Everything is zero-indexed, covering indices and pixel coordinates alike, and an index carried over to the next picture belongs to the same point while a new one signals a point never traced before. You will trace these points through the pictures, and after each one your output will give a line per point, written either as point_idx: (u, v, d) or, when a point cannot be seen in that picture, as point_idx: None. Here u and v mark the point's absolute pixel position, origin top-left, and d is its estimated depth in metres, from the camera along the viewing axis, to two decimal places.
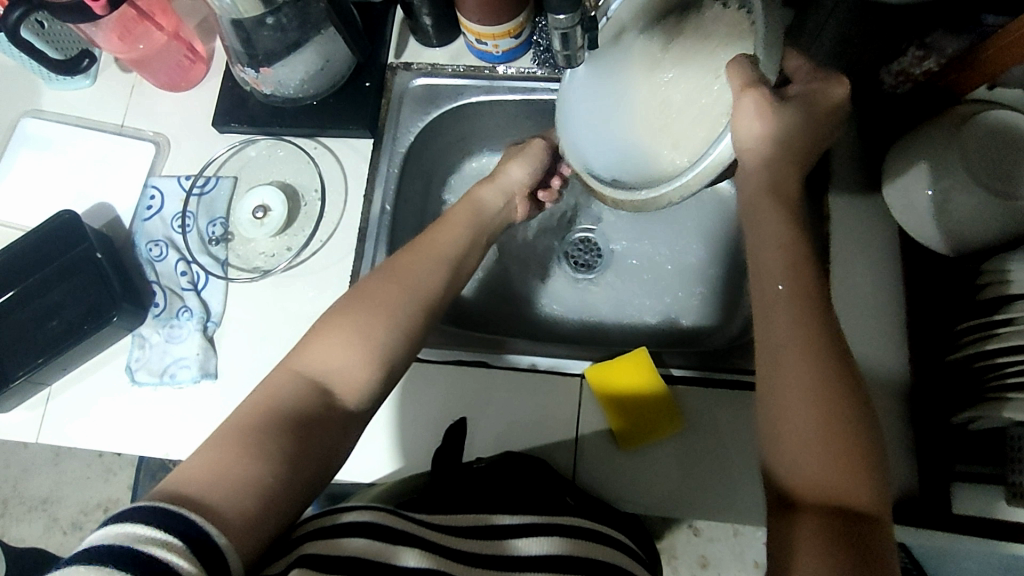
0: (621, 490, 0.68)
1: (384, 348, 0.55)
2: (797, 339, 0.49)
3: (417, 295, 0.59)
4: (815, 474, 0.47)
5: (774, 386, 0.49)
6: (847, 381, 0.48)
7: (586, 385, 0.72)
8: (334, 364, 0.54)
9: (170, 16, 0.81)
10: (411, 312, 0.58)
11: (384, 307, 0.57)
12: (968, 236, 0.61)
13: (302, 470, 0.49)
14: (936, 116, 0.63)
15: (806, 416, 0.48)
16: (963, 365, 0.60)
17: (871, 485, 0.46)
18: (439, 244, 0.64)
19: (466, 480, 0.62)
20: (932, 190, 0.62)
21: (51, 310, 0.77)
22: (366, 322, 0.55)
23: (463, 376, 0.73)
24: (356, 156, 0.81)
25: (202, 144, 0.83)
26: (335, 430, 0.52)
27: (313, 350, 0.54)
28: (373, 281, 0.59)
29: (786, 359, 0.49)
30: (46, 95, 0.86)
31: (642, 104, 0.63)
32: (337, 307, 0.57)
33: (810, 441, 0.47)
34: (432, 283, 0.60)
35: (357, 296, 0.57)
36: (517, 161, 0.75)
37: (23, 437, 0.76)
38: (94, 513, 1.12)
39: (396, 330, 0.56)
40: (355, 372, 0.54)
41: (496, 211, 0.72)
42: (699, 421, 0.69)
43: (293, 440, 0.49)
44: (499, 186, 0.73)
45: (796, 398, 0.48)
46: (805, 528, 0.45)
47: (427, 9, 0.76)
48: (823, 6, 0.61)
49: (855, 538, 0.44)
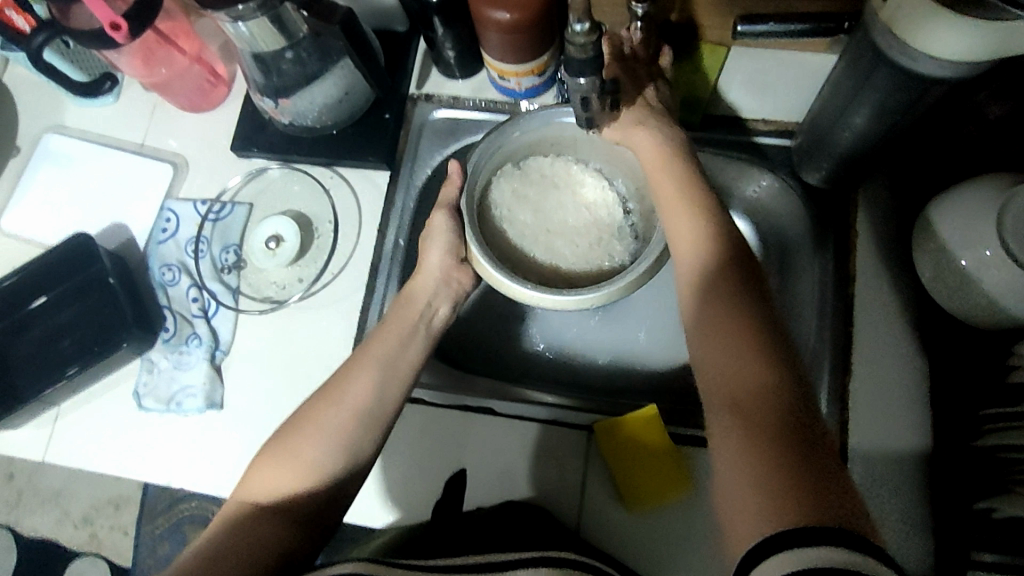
0: (630, 550, 0.66)
1: (317, 465, 0.58)
2: (723, 290, 0.54)
3: (346, 405, 0.61)
4: (748, 395, 0.48)
5: (703, 337, 0.53)
6: (736, 283, 0.54)
7: (592, 440, 0.70)
8: (275, 487, 0.57)
9: (193, 39, 0.81)
10: (342, 421, 0.60)
11: (316, 425, 0.60)
12: (998, 314, 0.58)
13: (253, 565, 0.53)
14: (973, 183, 0.60)
15: (734, 350, 0.50)
16: (988, 449, 0.57)
17: (769, 358, 0.49)
18: (373, 346, 0.64)
19: (466, 527, 0.61)
20: (966, 260, 0.58)
21: (61, 329, 0.77)
22: (297, 443, 0.59)
23: (465, 426, 0.72)
24: (373, 189, 0.80)
25: (219, 171, 0.82)
26: (292, 525, 0.56)
27: (254, 482, 0.58)
28: (308, 405, 0.62)
29: (712, 309, 0.53)
30: (70, 112, 0.87)
31: (529, 203, 0.72)
32: (278, 437, 0.61)
33: (742, 369, 0.49)
34: (360, 394, 0.61)
35: (296, 423, 0.61)
36: (436, 239, 0.69)
37: (31, 455, 0.77)
38: (106, 510, 0.91)
39: (325, 443, 0.59)
40: (289, 486, 0.57)
41: (425, 310, 0.68)
42: (709, 483, 0.67)
43: (254, 529, 0.55)
44: (430, 271, 0.69)
45: (722, 339, 0.51)
46: (740, 440, 0.46)
47: (450, 43, 0.75)
48: (851, 75, 0.59)
49: (754, 409, 0.47)
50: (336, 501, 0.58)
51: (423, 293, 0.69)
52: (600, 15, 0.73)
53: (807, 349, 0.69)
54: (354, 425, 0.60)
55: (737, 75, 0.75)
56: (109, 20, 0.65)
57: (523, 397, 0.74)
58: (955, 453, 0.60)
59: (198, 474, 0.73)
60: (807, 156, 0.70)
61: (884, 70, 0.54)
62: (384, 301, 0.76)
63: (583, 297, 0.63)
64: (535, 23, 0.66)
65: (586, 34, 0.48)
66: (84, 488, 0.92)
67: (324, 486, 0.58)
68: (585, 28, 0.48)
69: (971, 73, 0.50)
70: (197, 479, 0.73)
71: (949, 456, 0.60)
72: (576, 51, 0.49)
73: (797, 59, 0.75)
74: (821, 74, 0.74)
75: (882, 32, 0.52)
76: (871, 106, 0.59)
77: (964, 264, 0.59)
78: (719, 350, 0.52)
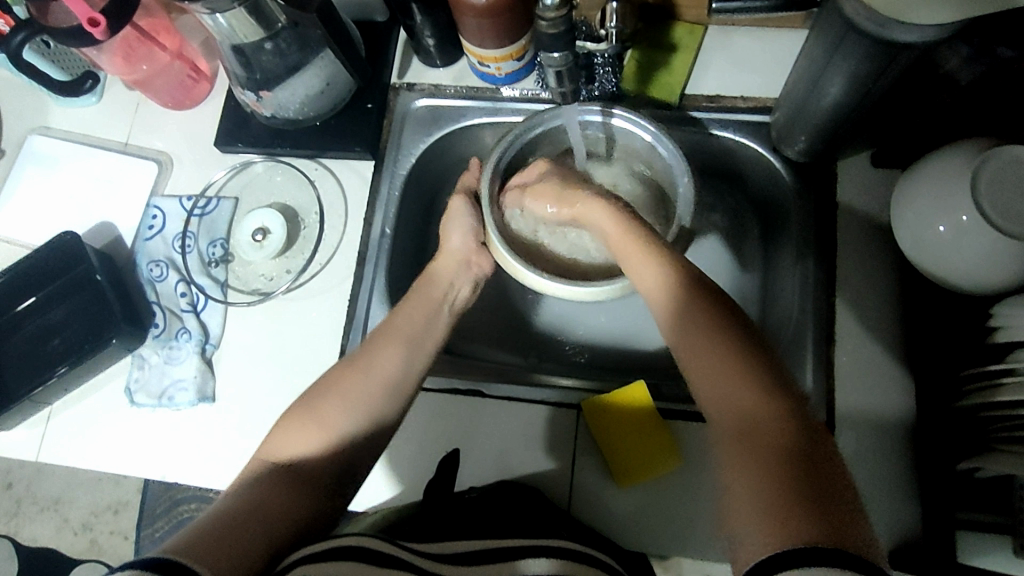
0: (620, 524, 0.67)
1: (342, 433, 0.60)
2: (696, 314, 0.54)
3: (374, 377, 0.63)
4: (752, 435, 0.48)
5: (694, 375, 0.53)
6: (707, 306, 0.54)
7: (583, 420, 0.70)
8: (299, 451, 0.59)
9: (174, 35, 0.81)
10: (372, 391, 0.62)
11: (343, 392, 0.62)
12: (976, 277, 0.58)
13: (273, 525, 0.52)
14: (947, 149, 0.61)
15: (725, 383, 0.50)
16: (970, 413, 0.57)
17: (754, 387, 0.49)
18: (400, 322, 0.67)
19: (457, 507, 0.61)
20: (943, 226, 0.59)
21: (51, 328, 0.77)
22: (323, 409, 0.61)
23: (454, 409, 0.72)
24: (358, 178, 0.80)
25: (203, 166, 0.83)
26: (310, 491, 0.56)
27: (272, 445, 0.60)
28: (334, 375, 0.64)
29: (697, 345, 0.53)
30: (53, 113, 0.87)
31: None
32: (302, 402, 0.62)
33: (743, 411, 0.49)
34: (388, 366, 0.64)
35: (322, 389, 0.62)
36: (457, 225, 0.72)
37: (25, 455, 0.77)
38: (106, 515, 0.91)
39: (351, 412, 0.61)
40: (305, 448, 0.59)
41: (432, 296, 0.69)
42: (698, 458, 0.67)
43: (276, 491, 0.55)
44: (453, 253, 0.71)
45: (717, 376, 0.51)
46: (748, 483, 0.45)
47: (429, 31, 0.76)
48: (824, 46, 0.59)
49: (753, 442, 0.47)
50: (353, 471, 0.60)
51: (446, 273, 0.71)
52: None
53: (792, 321, 0.70)
54: (380, 396, 0.62)
55: (715, 54, 0.76)
56: (87, 16, 0.65)
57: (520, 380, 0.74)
58: (939, 416, 0.60)
59: (192, 467, 0.73)
60: (784, 128, 0.70)
61: (855, 39, 0.55)
62: (373, 289, 0.76)
63: (600, 288, 0.66)
64: (511, 7, 0.67)
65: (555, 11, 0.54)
66: (83, 492, 0.92)
67: (345, 454, 0.60)
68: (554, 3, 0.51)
69: (938, 36, 0.50)
70: (192, 472, 0.73)
71: (933, 420, 0.61)
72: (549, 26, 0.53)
73: (774, 37, 0.75)
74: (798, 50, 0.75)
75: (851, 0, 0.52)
76: (845, 75, 0.59)
77: (942, 229, 0.59)
78: (709, 380, 0.51)
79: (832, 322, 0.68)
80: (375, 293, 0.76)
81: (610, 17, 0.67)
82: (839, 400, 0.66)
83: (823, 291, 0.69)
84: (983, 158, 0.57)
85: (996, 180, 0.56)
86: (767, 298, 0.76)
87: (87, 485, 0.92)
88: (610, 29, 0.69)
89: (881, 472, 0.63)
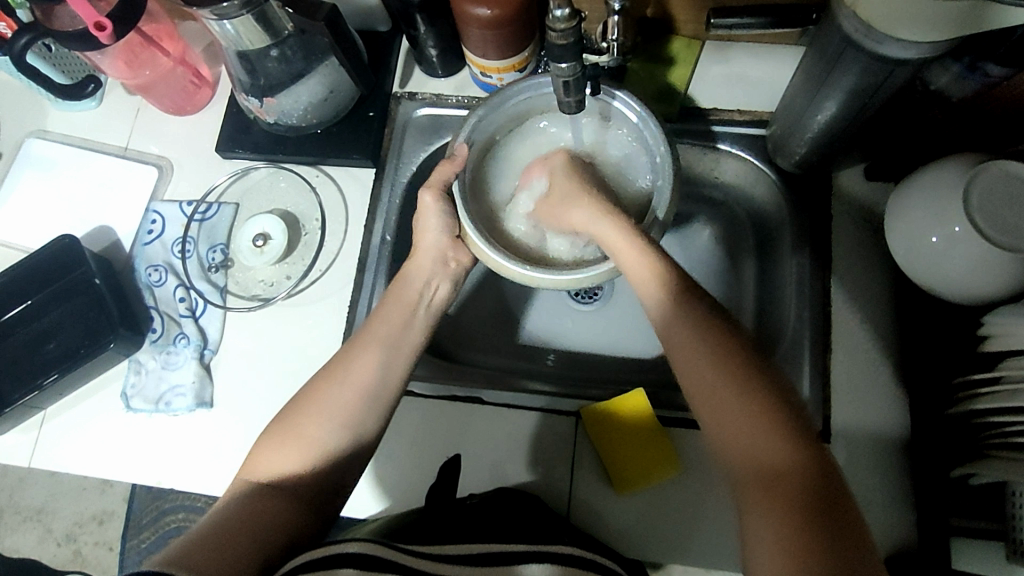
0: (625, 534, 0.67)
1: (323, 446, 0.59)
2: (694, 329, 0.55)
3: (350, 384, 0.61)
4: (780, 478, 0.49)
5: (705, 393, 0.53)
6: (708, 324, 0.55)
7: (581, 427, 0.71)
8: (283, 467, 0.58)
9: (176, 41, 0.81)
10: (348, 401, 0.61)
11: (321, 406, 0.60)
12: (970, 289, 0.60)
13: (265, 539, 0.53)
14: (939, 161, 0.62)
15: (735, 410, 0.51)
16: (963, 422, 0.59)
17: (761, 411, 0.51)
18: (377, 325, 0.65)
19: (457, 513, 0.61)
20: (936, 237, 0.60)
21: (48, 332, 0.76)
22: (299, 424, 0.60)
23: (453, 417, 0.72)
24: (358, 186, 0.81)
25: (204, 172, 0.83)
26: (298, 510, 0.56)
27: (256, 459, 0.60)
28: (310, 386, 0.62)
29: (716, 364, 0.53)
30: (52, 117, 0.86)
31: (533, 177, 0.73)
32: (283, 415, 0.61)
33: (766, 448, 0.50)
34: (366, 373, 0.62)
35: (302, 403, 0.61)
36: (429, 222, 0.68)
37: (17, 461, 0.76)
38: (91, 525, 0.91)
39: (330, 425, 0.60)
40: (293, 464, 0.58)
41: (422, 297, 0.68)
42: (698, 466, 0.68)
43: (264, 501, 0.56)
44: (427, 250, 0.69)
45: (741, 415, 0.51)
46: (775, 525, 0.47)
47: (432, 41, 0.76)
48: (824, 61, 0.61)
49: (768, 474, 0.49)
50: (341, 482, 0.60)
51: (420, 273, 0.68)
52: (580, 8, 0.74)
53: (788, 330, 0.71)
54: (360, 403, 0.61)
55: (711, 68, 0.78)
56: (94, 20, 0.65)
57: (519, 388, 0.74)
58: (933, 425, 0.61)
59: (188, 474, 0.73)
60: (780, 142, 0.72)
61: (853, 55, 0.57)
62: (372, 297, 0.76)
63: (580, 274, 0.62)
64: (517, 18, 0.68)
65: (566, 20, 0.50)
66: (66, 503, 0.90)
67: (331, 465, 0.59)
68: (564, 13, 0.49)
69: (932, 53, 0.52)
70: (188, 478, 0.73)
71: (927, 429, 0.62)
72: (557, 37, 0.51)
73: (769, 53, 0.77)
74: (793, 66, 0.77)
75: (850, 17, 0.54)
76: (846, 91, 0.61)
77: (935, 241, 0.60)
78: (727, 401, 0.52)
79: (828, 332, 0.69)
80: (375, 300, 0.76)
81: (611, 31, 0.66)
82: (833, 409, 0.67)
83: (819, 302, 0.70)
84: (977, 169, 0.59)
85: (989, 193, 0.58)
86: (762, 309, 0.77)
87: (71, 496, 0.90)
88: (612, 42, 0.68)
89: (876, 480, 0.65)
